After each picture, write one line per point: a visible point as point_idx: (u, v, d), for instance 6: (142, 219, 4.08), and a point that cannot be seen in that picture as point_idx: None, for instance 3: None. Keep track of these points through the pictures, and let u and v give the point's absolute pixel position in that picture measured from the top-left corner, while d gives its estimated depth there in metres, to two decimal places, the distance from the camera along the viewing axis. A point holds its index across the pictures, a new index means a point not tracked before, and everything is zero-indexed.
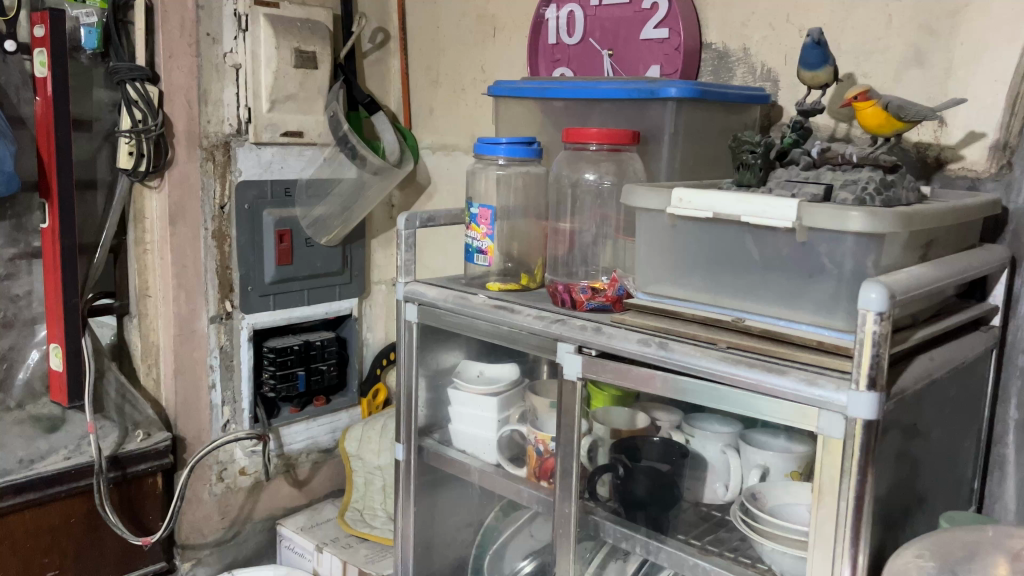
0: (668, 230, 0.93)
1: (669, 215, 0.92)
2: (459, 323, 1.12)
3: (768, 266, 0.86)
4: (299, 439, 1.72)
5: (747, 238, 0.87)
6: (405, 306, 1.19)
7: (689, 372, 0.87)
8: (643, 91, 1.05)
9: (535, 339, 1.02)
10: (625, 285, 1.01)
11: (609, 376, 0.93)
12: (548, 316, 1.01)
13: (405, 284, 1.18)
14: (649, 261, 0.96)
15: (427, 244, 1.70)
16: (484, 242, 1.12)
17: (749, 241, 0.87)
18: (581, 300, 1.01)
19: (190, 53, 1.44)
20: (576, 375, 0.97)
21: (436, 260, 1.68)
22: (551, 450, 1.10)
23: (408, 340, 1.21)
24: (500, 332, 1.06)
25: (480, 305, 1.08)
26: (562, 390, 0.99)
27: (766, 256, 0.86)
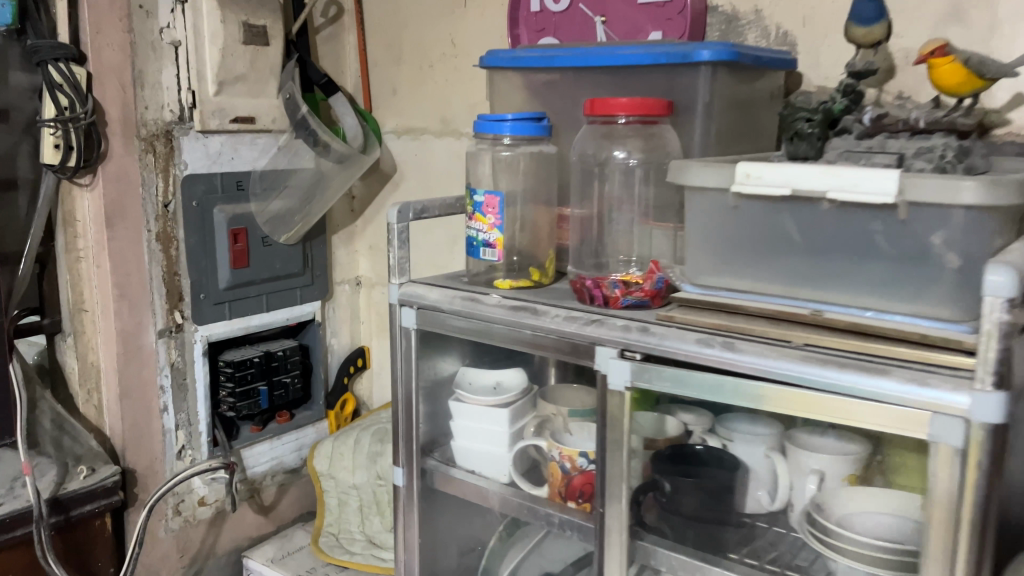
0: (712, 210, 0.83)
1: (733, 195, 0.80)
2: (468, 328, 0.97)
3: (816, 246, 0.77)
4: (263, 460, 1.54)
5: (785, 217, 0.77)
6: (400, 310, 1.04)
7: (763, 376, 0.75)
8: (672, 56, 0.91)
9: (565, 344, 0.88)
10: (664, 276, 0.88)
11: (663, 383, 0.80)
12: (581, 316, 0.87)
13: (400, 287, 1.03)
14: (699, 249, 0.85)
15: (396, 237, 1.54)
16: (493, 234, 0.98)
17: (789, 220, 0.77)
18: (622, 290, 0.88)
19: (121, 28, 1.25)
20: (623, 385, 0.83)
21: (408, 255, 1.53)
22: (581, 467, 0.98)
23: (405, 350, 1.06)
24: (520, 338, 0.92)
25: (495, 307, 0.93)
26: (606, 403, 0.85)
27: (814, 236, 0.76)
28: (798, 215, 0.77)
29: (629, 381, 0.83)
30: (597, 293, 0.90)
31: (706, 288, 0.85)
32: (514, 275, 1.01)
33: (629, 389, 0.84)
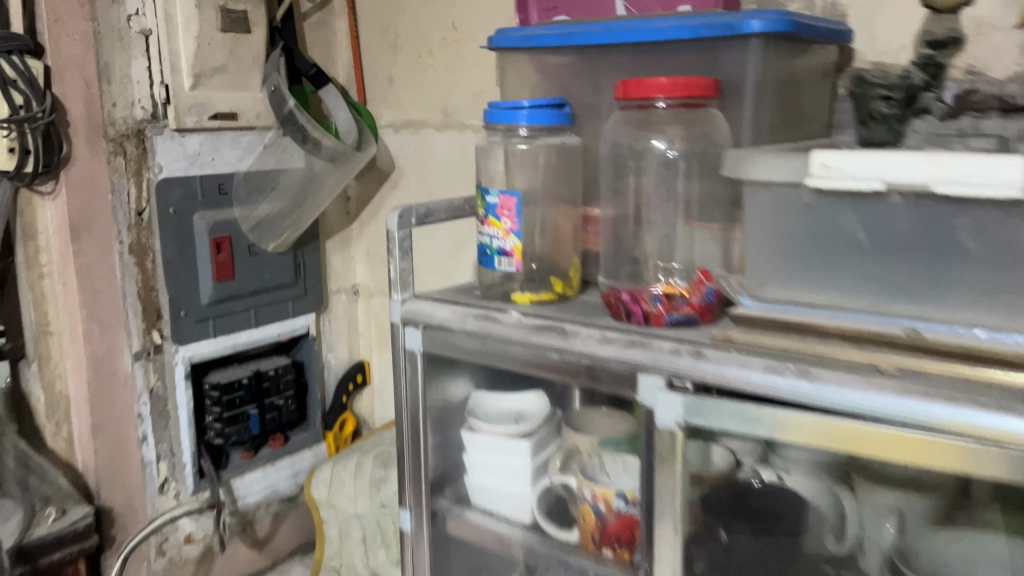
0: (767, 210, 0.69)
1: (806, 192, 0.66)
2: (483, 352, 0.84)
3: (892, 248, 0.64)
4: (256, 489, 1.42)
5: (848, 213, 0.65)
6: (404, 331, 0.90)
7: (847, 411, 0.61)
8: (716, 28, 0.77)
9: (600, 372, 0.74)
10: (714, 287, 0.76)
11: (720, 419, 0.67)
12: (620, 338, 0.74)
13: (403, 304, 0.89)
14: (757, 257, 0.71)
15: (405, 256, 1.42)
16: (511, 240, 0.84)
17: (853, 218, 0.65)
18: (667, 305, 0.75)
19: (83, 16, 1.12)
20: (674, 422, 0.70)
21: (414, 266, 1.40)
22: (618, 510, 0.84)
23: (410, 376, 0.92)
24: (545, 363, 0.79)
25: (514, 327, 0.80)
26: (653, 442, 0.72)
27: (889, 237, 0.64)
28: (875, 213, 0.64)
29: (685, 417, 0.69)
30: (636, 308, 0.76)
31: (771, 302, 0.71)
32: (536, 284, 0.88)
33: (683, 427, 0.70)
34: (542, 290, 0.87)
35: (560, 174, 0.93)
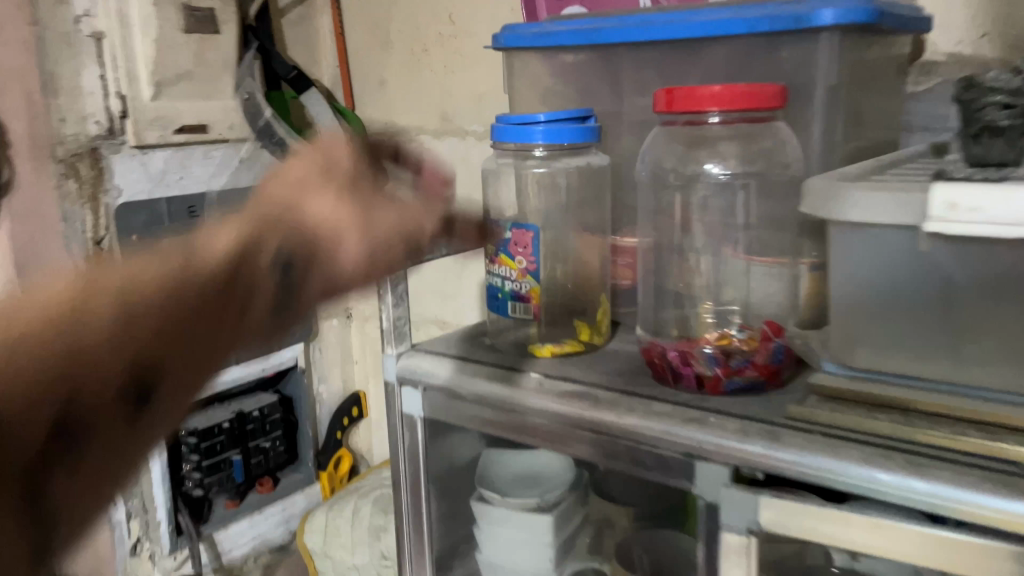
0: (848, 259, 0.55)
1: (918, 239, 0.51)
2: (498, 423, 0.69)
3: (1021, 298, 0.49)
4: (242, 541, 1.28)
5: (949, 256, 0.50)
6: (402, 392, 0.75)
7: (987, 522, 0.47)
8: (779, 21, 0.62)
9: (647, 456, 0.60)
10: (785, 344, 0.61)
11: (812, 529, 0.52)
12: (672, 415, 0.59)
13: (399, 359, 0.74)
14: (841, 317, 0.57)
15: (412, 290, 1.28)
16: (528, 282, 0.70)
17: (958, 262, 0.50)
18: (725, 368, 0.61)
19: (21, 20, 0.96)
20: (745, 528, 0.54)
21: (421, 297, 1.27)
22: None
23: (410, 445, 0.77)
24: (575, 440, 0.64)
25: (537, 396, 0.65)
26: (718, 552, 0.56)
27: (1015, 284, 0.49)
28: (1006, 260, 0.48)
29: (759, 519, 0.53)
30: (685, 371, 0.62)
31: (863, 372, 0.57)
32: (561, 332, 0.73)
33: (756, 532, 0.54)
34: (568, 340, 0.72)
35: (583, 198, 0.78)
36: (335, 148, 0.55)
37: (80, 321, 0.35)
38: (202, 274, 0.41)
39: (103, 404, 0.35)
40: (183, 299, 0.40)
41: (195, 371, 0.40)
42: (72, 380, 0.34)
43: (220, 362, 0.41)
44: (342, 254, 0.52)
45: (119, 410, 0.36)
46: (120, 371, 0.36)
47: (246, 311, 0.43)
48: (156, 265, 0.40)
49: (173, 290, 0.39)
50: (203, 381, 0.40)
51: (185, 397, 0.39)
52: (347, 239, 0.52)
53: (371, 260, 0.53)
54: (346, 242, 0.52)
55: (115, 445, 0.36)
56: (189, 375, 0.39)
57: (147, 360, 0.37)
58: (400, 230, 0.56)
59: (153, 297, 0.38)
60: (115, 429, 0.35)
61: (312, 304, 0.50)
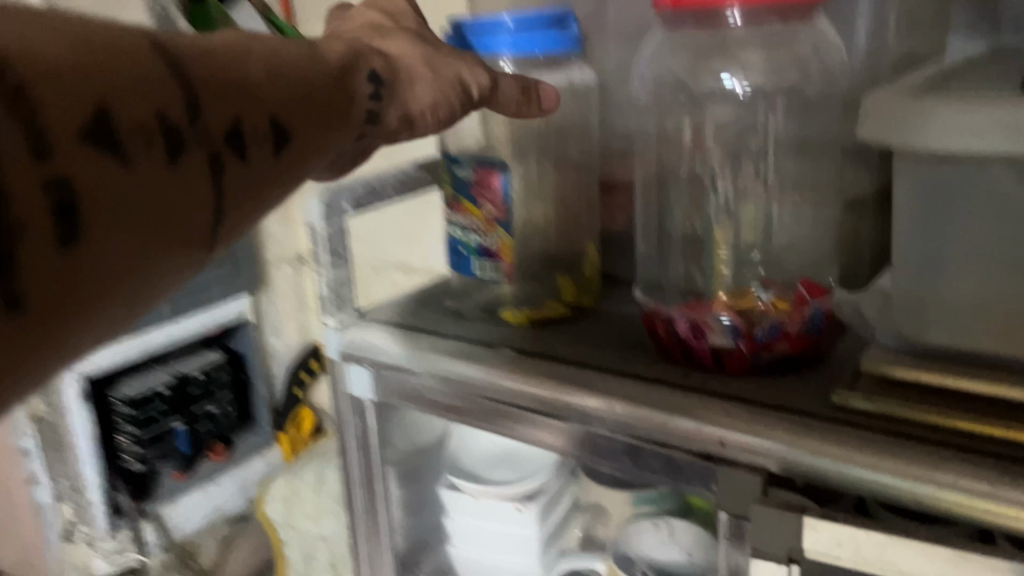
0: (931, 205, 0.42)
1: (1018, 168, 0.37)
2: (463, 410, 0.55)
3: None
4: (194, 516, 1.16)
5: None
6: (346, 370, 0.62)
7: None
8: None
9: (656, 459, 0.47)
10: (824, 308, 0.48)
11: (879, 562, 0.39)
12: (683, 405, 0.46)
13: (341, 333, 0.60)
14: (913, 279, 0.43)
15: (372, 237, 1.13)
16: (497, 235, 0.56)
17: None
18: (750, 343, 0.47)
19: None
20: (786, 558, 0.42)
21: (384, 246, 1.12)
22: None
23: (360, 432, 0.64)
24: (561, 434, 0.51)
25: (509, 380, 0.52)
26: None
27: None
28: None
29: (803, 546, 0.41)
30: (697, 345, 0.49)
31: (934, 350, 0.44)
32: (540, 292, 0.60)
33: (798, 562, 0.42)
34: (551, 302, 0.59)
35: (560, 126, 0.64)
36: (391, 13, 0.50)
37: (184, 58, 0.30)
38: (264, 58, 0.34)
39: (195, 156, 0.30)
40: (267, 78, 0.34)
41: (259, 167, 0.33)
42: (156, 107, 0.29)
43: (284, 175, 0.36)
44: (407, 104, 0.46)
45: (189, 171, 0.30)
46: (207, 122, 0.31)
47: (296, 123, 0.35)
48: (247, 46, 0.34)
49: (257, 82, 0.34)
50: (266, 183, 0.35)
51: (250, 191, 0.33)
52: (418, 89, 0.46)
53: (442, 107, 0.47)
54: (416, 86, 0.46)
55: (191, 202, 0.30)
56: (252, 167, 0.33)
57: (241, 120, 0.33)
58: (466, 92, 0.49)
59: (248, 72, 0.34)
60: (172, 221, 0.29)
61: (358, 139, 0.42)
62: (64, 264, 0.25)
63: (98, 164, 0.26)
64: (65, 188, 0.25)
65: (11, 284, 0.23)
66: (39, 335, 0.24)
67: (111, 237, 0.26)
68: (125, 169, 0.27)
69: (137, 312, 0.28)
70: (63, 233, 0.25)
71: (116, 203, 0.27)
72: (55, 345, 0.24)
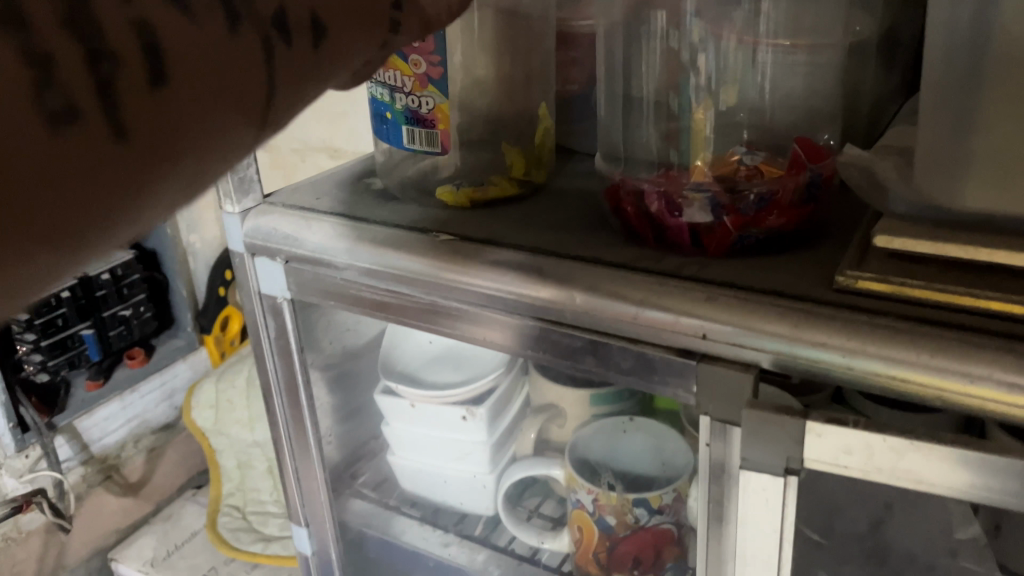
0: (978, 31, 0.32)
1: None
2: (396, 305, 0.47)
3: None
4: (113, 427, 1.07)
5: None
6: (256, 265, 0.53)
7: None
8: None
9: (627, 358, 0.40)
10: (820, 170, 0.40)
11: (894, 470, 0.33)
12: (657, 289, 0.39)
13: (245, 221, 0.51)
14: (946, 132, 0.35)
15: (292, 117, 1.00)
16: (433, 97, 0.46)
17: None
18: (736, 217, 0.39)
19: None
20: (784, 467, 0.35)
21: (304, 125, 0.99)
22: (637, 522, 0.52)
23: (278, 344, 0.55)
24: (513, 332, 0.43)
25: (447, 268, 0.44)
26: (744, 503, 0.37)
27: None
28: None
29: (804, 455, 0.34)
30: (672, 222, 0.41)
31: (956, 219, 0.36)
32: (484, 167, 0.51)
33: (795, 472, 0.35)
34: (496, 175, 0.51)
35: None
36: None
37: None
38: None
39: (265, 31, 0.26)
40: None
41: (326, 55, 0.28)
42: None
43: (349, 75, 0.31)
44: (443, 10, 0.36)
45: (256, 50, 0.26)
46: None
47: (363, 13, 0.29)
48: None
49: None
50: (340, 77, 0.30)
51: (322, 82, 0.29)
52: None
53: None
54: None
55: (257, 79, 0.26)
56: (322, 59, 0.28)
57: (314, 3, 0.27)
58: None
59: None
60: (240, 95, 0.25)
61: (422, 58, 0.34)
62: (153, 102, 0.23)
63: (177, 12, 0.23)
64: (148, 31, 0.23)
65: (104, 119, 0.22)
66: (117, 178, 0.22)
67: (186, 95, 0.23)
68: (193, 22, 0.24)
69: (205, 187, 0.26)
70: (131, 79, 0.22)
71: (193, 58, 0.24)
72: (127, 191, 0.23)
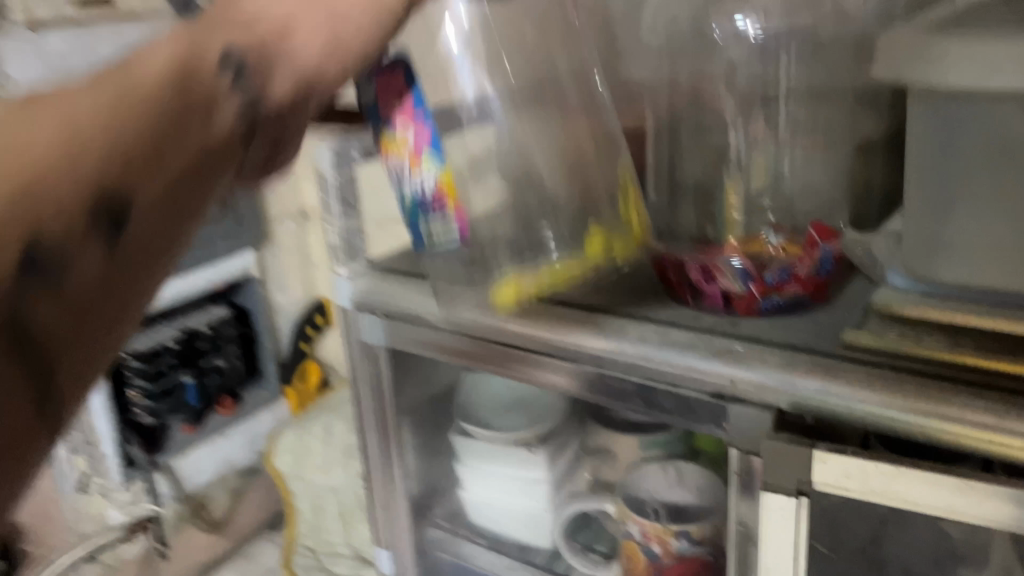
0: (949, 147, 0.41)
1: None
2: (477, 355, 0.56)
3: None
4: (204, 468, 1.18)
5: None
6: (359, 319, 0.63)
7: None
8: None
9: (669, 399, 0.48)
10: (832, 248, 0.49)
11: (888, 493, 0.40)
12: (693, 343, 0.47)
13: (353, 281, 0.61)
14: (927, 222, 0.43)
15: (377, 192, 1.13)
16: (430, 169, 0.48)
17: None
18: (761, 286, 0.48)
19: None
20: (798, 489, 0.43)
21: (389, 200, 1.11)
22: (681, 552, 0.59)
23: (373, 384, 0.65)
24: (575, 378, 0.52)
25: (520, 323, 0.53)
26: (764, 520, 0.44)
27: None
28: None
29: (813, 479, 0.42)
30: (708, 288, 0.50)
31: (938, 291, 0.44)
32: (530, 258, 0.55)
33: (807, 495, 0.43)
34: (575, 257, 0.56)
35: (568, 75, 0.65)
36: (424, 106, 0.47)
37: None
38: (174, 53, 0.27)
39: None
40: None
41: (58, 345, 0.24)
42: None
43: (166, 260, 0.27)
44: (296, 67, 0.31)
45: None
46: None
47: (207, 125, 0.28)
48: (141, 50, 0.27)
49: (104, 111, 0.24)
50: (156, 271, 0.27)
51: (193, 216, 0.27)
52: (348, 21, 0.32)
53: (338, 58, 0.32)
54: (297, 37, 0.31)
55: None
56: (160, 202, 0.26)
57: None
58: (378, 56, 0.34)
59: None
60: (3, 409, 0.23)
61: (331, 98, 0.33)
62: None
63: None
64: None
65: None
66: None
67: None
68: None
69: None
70: None
71: None
72: None
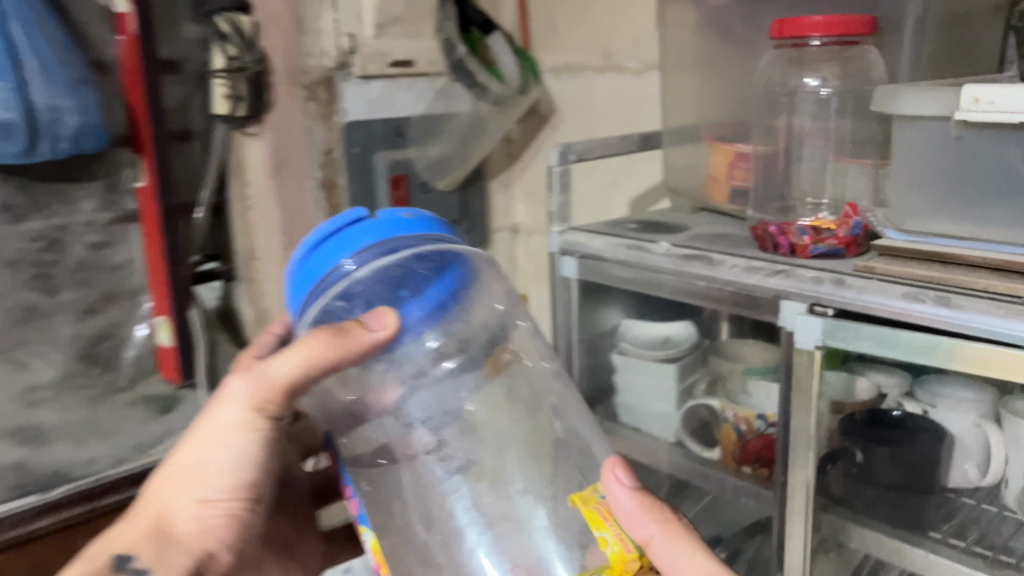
0: (915, 148, 0.72)
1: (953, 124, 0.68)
2: (636, 281, 0.90)
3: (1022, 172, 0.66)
4: None
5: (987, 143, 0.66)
6: (562, 260, 0.98)
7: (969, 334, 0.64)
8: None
9: (743, 297, 0.79)
10: (861, 220, 0.79)
11: (857, 342, 0.70)
12: (764, 267, 0.79)
13: (562, 235, 0.97)
14: (903, 192, 0.74)
15: None
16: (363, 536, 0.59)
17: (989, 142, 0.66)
18: (812, 237, 0.79)
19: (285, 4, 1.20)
20: (813, 344, 0.73)
21: None
22: (760, 429, 0.90)
23: (566, 302, 1.00)
24: (691, 290, 0.84)
25: (663, 257, 0.86)
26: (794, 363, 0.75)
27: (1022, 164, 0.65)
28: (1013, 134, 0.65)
29: (821, 338, 0.73)
30: (782, 238, 0.81)
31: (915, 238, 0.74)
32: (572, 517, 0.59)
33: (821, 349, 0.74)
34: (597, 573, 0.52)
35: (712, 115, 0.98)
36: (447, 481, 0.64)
37: None
38: (102, 565, 0.64)
39: None
40: None
41: None
42: None
43: None
44: (193, 504, 0.64)
45: None
46: None
47: None
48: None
49: None
50: None
51: None
52: (209, 483, 0.63)
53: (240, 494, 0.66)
54: (169, 507, 0.64)
55: None
56: None
57: None
58: (269, 465, 0.66)
59: None
60: None
61: (235, 514, 0.67)
62: None
63: None
64: None
65: None
66: None
67: None
68: None
69: None
70: None
71: None
72: None
